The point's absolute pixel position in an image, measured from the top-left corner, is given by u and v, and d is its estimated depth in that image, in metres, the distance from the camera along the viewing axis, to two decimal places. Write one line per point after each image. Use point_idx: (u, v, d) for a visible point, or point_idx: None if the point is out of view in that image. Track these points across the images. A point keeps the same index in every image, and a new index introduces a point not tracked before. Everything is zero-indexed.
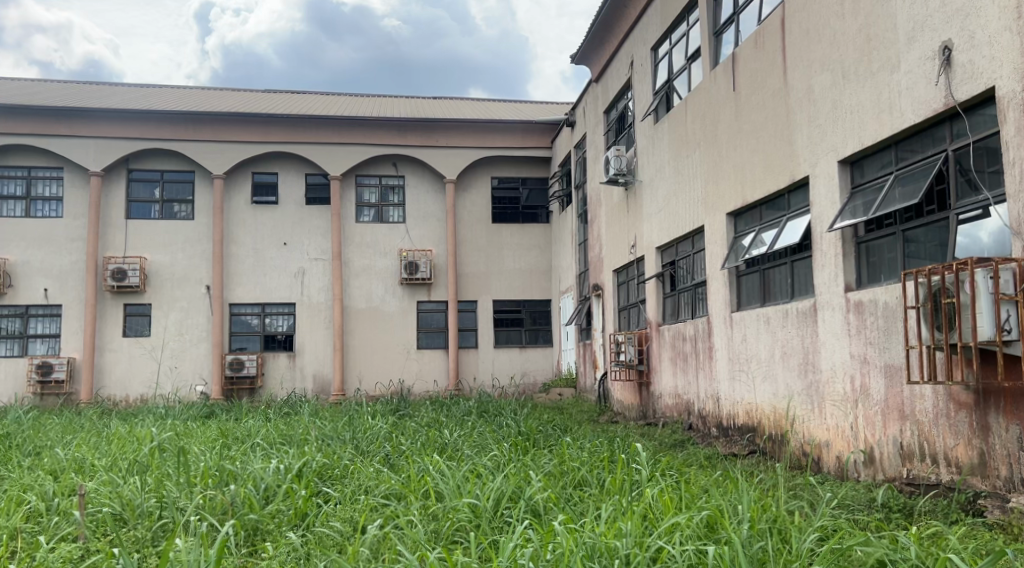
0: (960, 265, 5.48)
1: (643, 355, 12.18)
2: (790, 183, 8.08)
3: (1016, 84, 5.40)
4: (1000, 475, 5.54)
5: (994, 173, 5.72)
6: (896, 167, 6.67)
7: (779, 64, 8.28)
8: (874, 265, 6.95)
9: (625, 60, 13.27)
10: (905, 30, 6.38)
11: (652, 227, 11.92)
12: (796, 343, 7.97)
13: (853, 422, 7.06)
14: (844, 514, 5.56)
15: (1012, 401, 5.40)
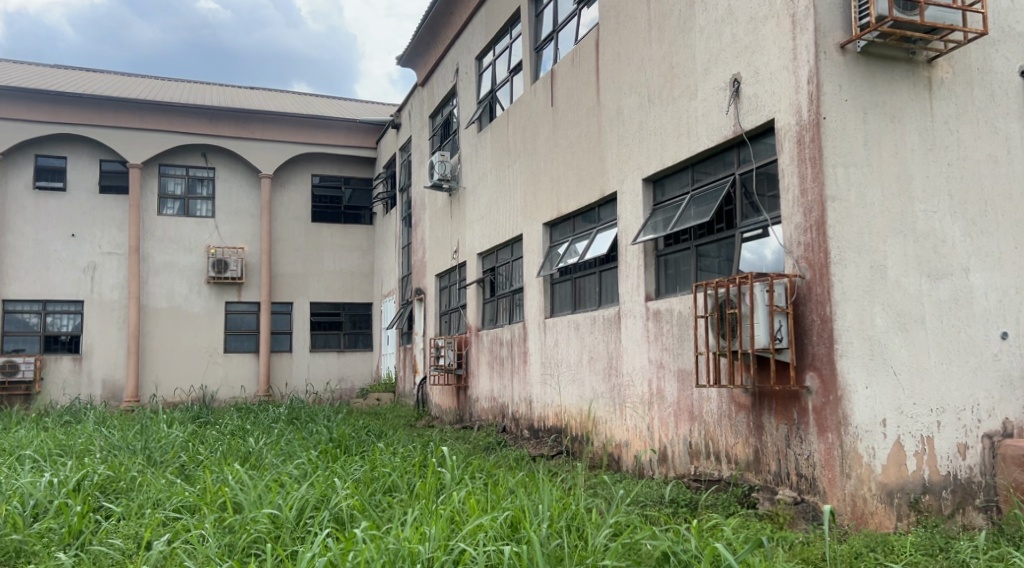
0: (742, 279, 5.96)
1: (461, 360, 12.35)
2: (600, 198, 8.51)
3: (790, 117, 5.97)
4: (769, 470, 6.11)
5: (772, 197, 6.28)
6: (692, 188, 7.18)
7: (593, 83, 8.70)
8: (672, 277, 7.45)
9: (451, 67, 13.42)
10: (701, 60, 6.92)
11: (473, 234, 12.12)
12: (602, 348, 8.39)
13: (649, 423, 7.54)
14: (635, 510, 5.91)
15: (782, 403, 5.98)
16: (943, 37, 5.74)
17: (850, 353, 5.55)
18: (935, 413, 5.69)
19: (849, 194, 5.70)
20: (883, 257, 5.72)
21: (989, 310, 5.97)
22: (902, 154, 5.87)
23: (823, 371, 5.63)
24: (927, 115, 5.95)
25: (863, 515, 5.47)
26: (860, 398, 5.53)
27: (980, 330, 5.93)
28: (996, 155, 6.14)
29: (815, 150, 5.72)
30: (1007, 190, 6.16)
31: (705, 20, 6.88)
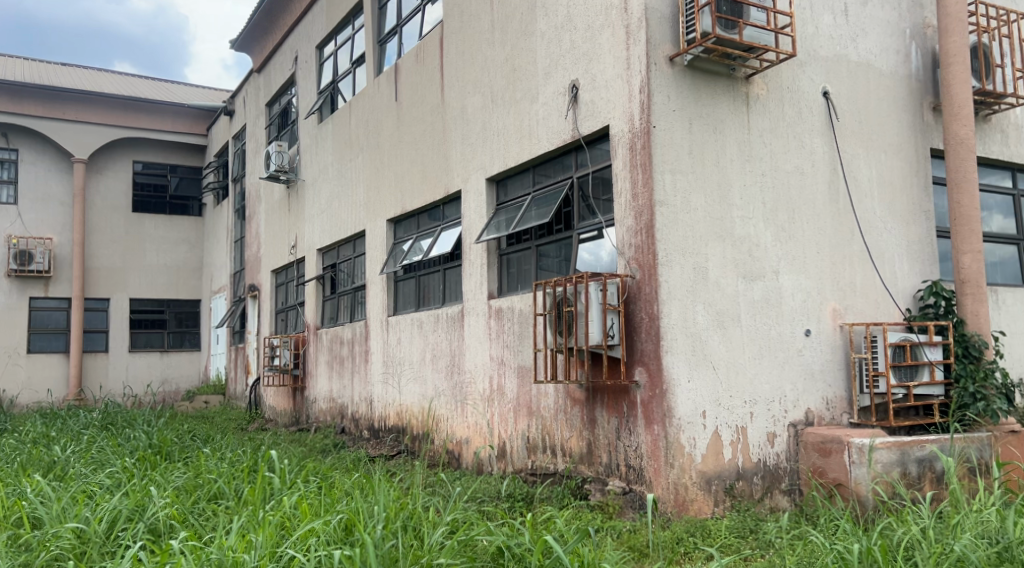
0: (578, 278, 6.14)
1: (298, 359, 11.95)
2: (444, 196, 8.49)
3: (624, 125, 6.20)
4: (601, 462, 6.32)
5: (606, 200, 6.49)
6: (533, 189, 7.31)
7: (437, 80, 8.67)
8: (514, 276, 7.55)
9: (290, 55, 12.95)
10: (542, 65, 7.06)
11: (313, 229, 11.78)
12: (444, 347, 8.38)
13: (489, 420, 7.61)
14: (472, 506, 5.94)
15: (613, 397, 6.21)
16: (759, 57, 6.14)
17: (675, 349, 5.84)
18: (748, 404, 6.09)
19: (675, 199, 5.99)
20: (705, 259, 6.05)
21: (796, 308, 6.40)
22: (723, 164, 6.22)
23: (650, 366, 5.90)
24: (745, 128, 6.34)
25: (684, 502, 5.77)
26: (682, 392, 5.83)
27: (788, 328, 6.35)
28: (803, 167, 6.56)
29: (646, 156, 5.97)
30: (812, 200, 6.56)
31: (546, 24, 7.02)
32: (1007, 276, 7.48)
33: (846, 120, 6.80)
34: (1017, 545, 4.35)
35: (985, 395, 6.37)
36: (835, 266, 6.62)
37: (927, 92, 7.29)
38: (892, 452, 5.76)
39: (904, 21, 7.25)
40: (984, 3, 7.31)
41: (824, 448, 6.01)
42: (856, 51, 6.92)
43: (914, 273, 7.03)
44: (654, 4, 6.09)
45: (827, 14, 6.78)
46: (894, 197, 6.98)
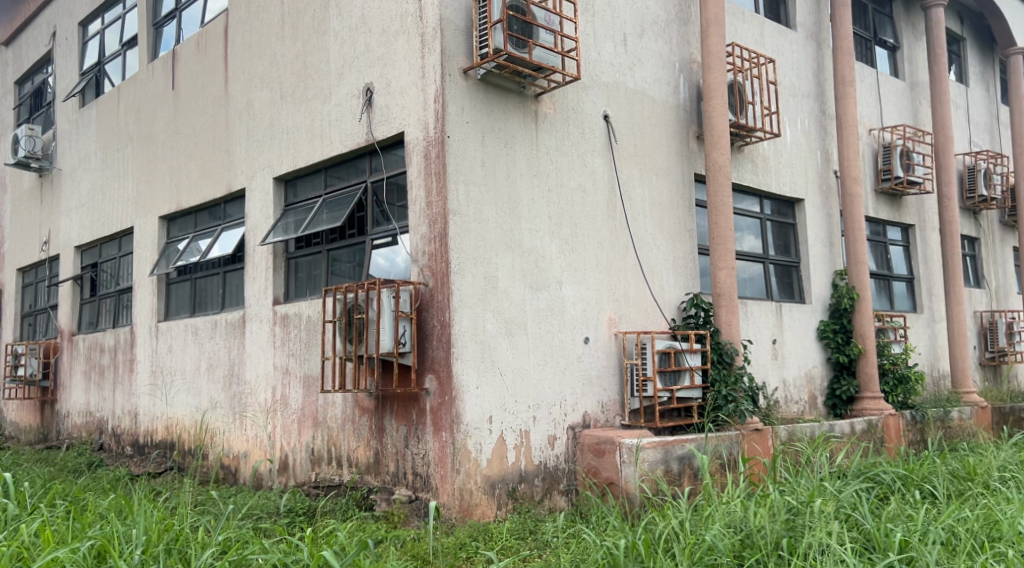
0: (370, 284, 6.05)
1: (48, 370, 10.69)
2: (226, 194, 8.02)
3: (419, 133, 6.21)
4: (388, 471, 6.26)
5: (400, 207, 6.47)
6: (324, 192, 7.11)
7: (220, 71, 8.19)
8: (302, 280, 7.29)
9: (45, 30, 11.66)
10: (335, 65, 6.90)
11: (69, 224, 10.64)
12: (222, 354, 7.89)
13: (270, 431, 7.28)
14: (247, 524, 5.63)
15: (403, 405, 6.19)
16: (546, 77, 6.41)
17: (464, 356, 5.93)
18: (532, 408, 6.32)
19: (468, 209, 6.09)
20: (495, 269, 6.21)
21: (577, 316, 6.75)
22: (513, 177, 6.43)
23: (440, 373, 5.94)
24: (533, 144, 6.59)
25: (469, 507, 5.86)
26: (470, 398, 5.93)
27: (569, 335, 6.67)
28: (585, 184, 6.95)
29: (439, 165, 6.03)
30: (593, 215, 6.97)
31: (339, 25, 6.88)
32: (754, 290, 8.40)
33: (623, 142, 7.29)
34: (756, 532, 4.86)
35: (735, 397, 7.08)
36: (612, 278, 7.07)
37: (693, 122, 7.99)
38: (657, 451, 6.16)
39: (674, 55, 7.92)
40: (739, 46, 8.18)
41: (599, 449, 6.36)
42: (632, 79, 7.46)
43: (679, 286, 7.66)
44: (449, 15, 6.18)
45: (607, 43, 7.25)
46: (664, 216, 7.58)
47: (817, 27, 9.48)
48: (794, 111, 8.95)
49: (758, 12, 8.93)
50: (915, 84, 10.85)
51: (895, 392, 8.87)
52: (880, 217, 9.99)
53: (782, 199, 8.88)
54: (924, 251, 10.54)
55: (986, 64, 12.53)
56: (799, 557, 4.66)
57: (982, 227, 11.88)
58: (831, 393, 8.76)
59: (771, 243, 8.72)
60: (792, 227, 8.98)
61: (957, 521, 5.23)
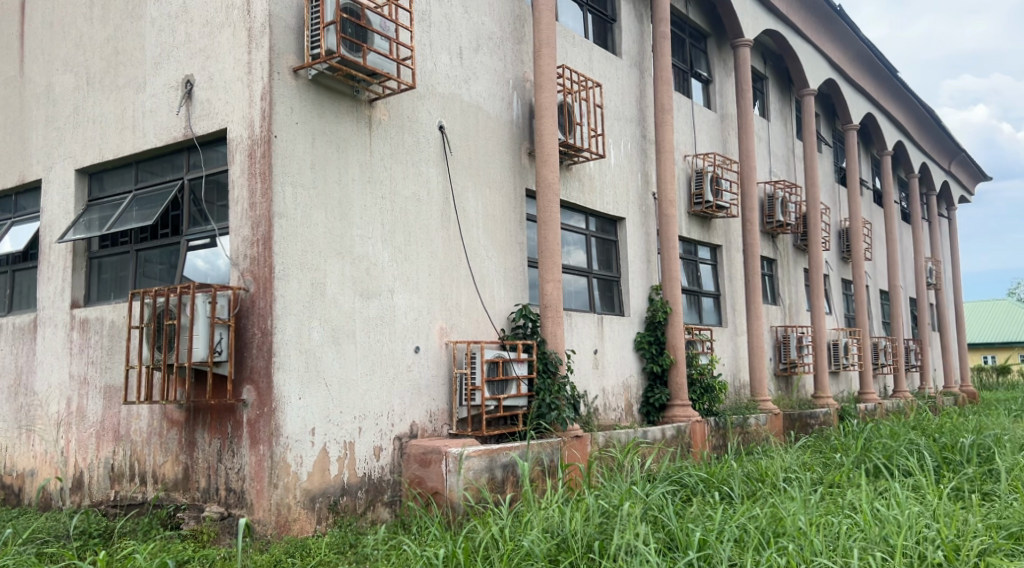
0: (184, 289, 5.70)
1: None
2: (19, 185, 7.27)
3: (243, 131, 5.92)
4: (198, 488, 5.88)
5: (221, 207, 6.13)
6: (134, 188, 6.62)
7: (15, 49, 7.43)
8: (105, 282, 6.73)
9: None
10: (151, 53, 6.44)
11: None
12: (9, 362, 7.13)
13: (63, 447, 6.63)
14: (29, 550, 5.08)
15: (217, 417, 5.84)
16: (380, 83, 6.32)
17: (287, 366, 5.69)
18: (357, 419, 6.17)
19: (295, 213, 5.87)
20: (322, 276, 6.02)
21: (407, 326, 6.68)
22: (344, 182, 6.27)
23: (260, 385, 5.66)
24: (366, 150, 6.47)
25: (286, 523, 5.62)
26: (292, 409, 5.69)
27: (399, 345, 6.58)
28: (419, 194, 6.90)
29: (265, 166, 5.77)
30: (426, 224, 6.93)
31: (157, 11, 6.44)
32: (578, 303, 8.70)
33: (457, 154, 7.32)
34: (571, 536, 5.00)
35: (558, 405, 7.31)
36: (443, 288, 7.06)
37: (525, 138, 8.16)
38: (482, 459, 6.20)
39: (507, 72, 8.06)
40: (569, 69, 8.47)
41: (424, 459, 6.31)
42: (467, 92, 7.52)
43: (509, 296, 7.79)
44: (279, 12, 5.94)
45: (443, 54, 7.27)
46: (495, 228, 7.67)
47: (640, 56, 10.01)
48: (617, 134, 9.38)
49: (587, 37, 9.29)
50: (725, 115, 11.71)
51: (701, 400, 9.49)
52: (692, 237, 10.67)
53: (606, 217, 9.26)
54: (730, 269, 11.37)
55: (785, 101, 13.74)
56: (608, 559, 4.84)
57: (779, 249, 12.99)
58: (645, 401, 9.24)
59: (595, 258, 9.08)
60: (614, 244, 9.39)
61: (748, 519, 5.65)
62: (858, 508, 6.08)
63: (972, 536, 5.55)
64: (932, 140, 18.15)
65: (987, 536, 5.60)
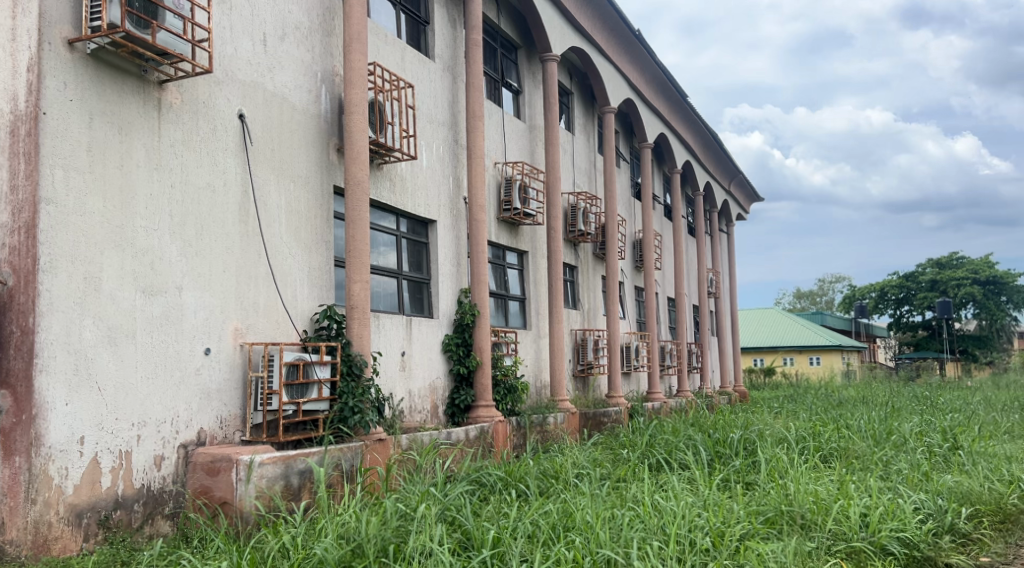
0: None
1: None
2: None
3: (5, 105, 5.29)
4: None
5: None
6: None
7: None
8: None
9: None
10: None
11: None
12: None
13: None
14: None
15: None
16: (171, 64, 5.88)
17: (52, 369, 5.12)
18: (136, 427, 5.68)
19: (66, 199, 5.31)
20: (98, 269, 5.48)
21: (198, 326, 6.24)
22: (127, 168, 5.76)
23: (17, 389, 5.05)
24: (154, 135, 5.98)
25: (44, 542, 5.04)
26: (56, 417, 5.14)
27: (187, 346, 6.14)
28: (214, 184, 6.48)
29: (30, 145, 5.18)
30: (222, 217, 6.52)
31: None
32: (385, 305, 8.55)
33: (258, 145, 6.95)
34: (366, 540, 4.87)
35: (361, 409, 7.07)
36: (240, 285, 6.67)
37: (333, 134, 7.88)
38: (277, 466, 5.89)
39: (315, 64, 7.76)
40: (381, 67, 8.33)
41: (213, 468, 5.90)
42: (271, 82, 7.17)
43: (312, 297, 7.48)
44: None
45: (245, 40, 6.89)
46: (299, 225, 7.36)
47: (453, 60, 10.03)
48: (428, 136, 9.33)
49: (400, 36, 9.18)
50: (533, 126, 12.01)
51: (504, 401, 9.65)
52: (500, 243, 10.85)
53: (417, 218, 9.18)
54: (535, 275, 11.67)
55: (588, 116, 14.35)
56: (402, 562, 4.78)
57: (580, 256, 13.51)
58: (450, 402, 9.24)
59: (404, 260, 8.96)
60: (424, 246, 9.33)
61: (539, 516, 5.81)
62: (640, 501, 6.44)
63: (735, 522, 6.06)
64: (715, 162, 19.72)
65: (747, 522, 6.14)
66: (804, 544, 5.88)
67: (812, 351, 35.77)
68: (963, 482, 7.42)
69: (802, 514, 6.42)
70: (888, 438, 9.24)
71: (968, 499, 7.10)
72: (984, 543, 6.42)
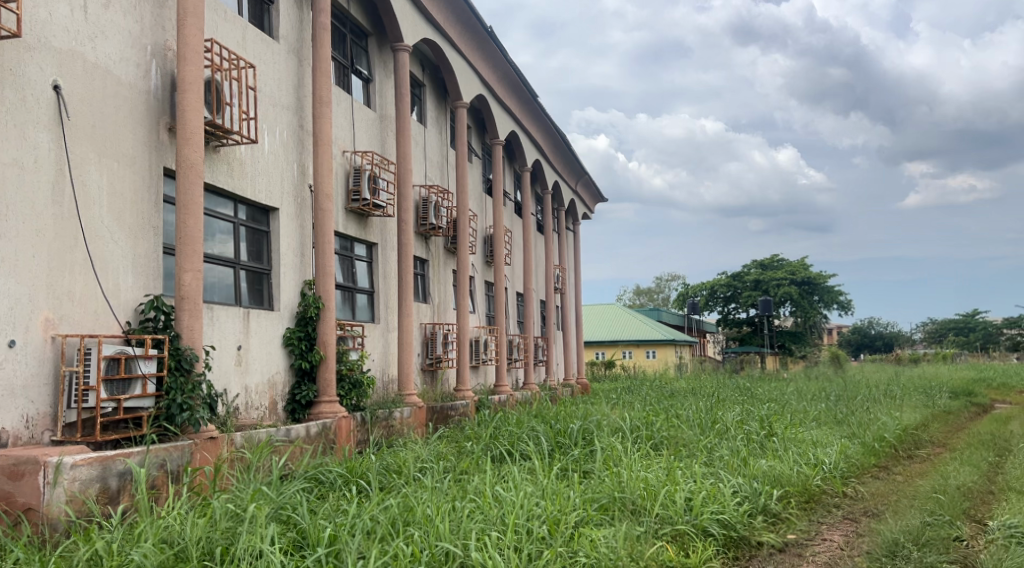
0: None
1: None
2: None
3: None
4: None
5: None
6: None
7: None
8: None
9: None
10: None
11: None
12: None
13: None
14: None
15: None
16: None
17: None
18: None
19: None
20: None
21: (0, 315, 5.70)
22: None
23: None
24: None
25: None
26: None
27: None
28: (22, 161, 5.92)
29: None
30: (30, 197, 5.97)
31: None
32: (220, 296, 8.16)
33: (76, 120, 6.41)
34: (191, 544, 4.61)
35: (190, 406, 6.67)
36: (52, 272, 6.14)
37: (164, 113, 7.34)
38: (93, 467, 5.46)
39: (145, 37, 7.21)
40: (219, 44, 7.89)
41: (15, 472, 5.31)
42: (92, 52, 6.63)
43: (138, 286, 6.97)
44: None
45: (62, 4, 6.34)
46: (123, 208, 6.83)
47: (299, 43, 9.62)
48: (271, 120, 8.93)
49: (241, 14, 8.74)
50: (384, 116, 11.77)
51: (348, 396, 9.44)
52: (348, 234, 10.58)
53: (257, 205, 8.78)
54: (383, 268, 11.47)
55: (440, 110, 14.26)
56: (229, 564, 4.55)
57: (431, 250, 13.43)
58: (291, 398, 8.93)
59: (242, 249, 8.56)
60: (265, 235, 8.95)
61: (379, 511, 5.71)
62: (480, 493, 6.47)
63: (570, 510, 6.22)
64: (563, 162, 20.18)
65: (582, 509, 6.31)
66: (634, 529, 6.12)
67: (649, 345, 37.47)
68: (775, 466, 7.99)
69: (632, 500, 6.68)
70: (713, 426, 9.80)
71: (779, 481, 7.65)
72: (790, 521, 6.95)
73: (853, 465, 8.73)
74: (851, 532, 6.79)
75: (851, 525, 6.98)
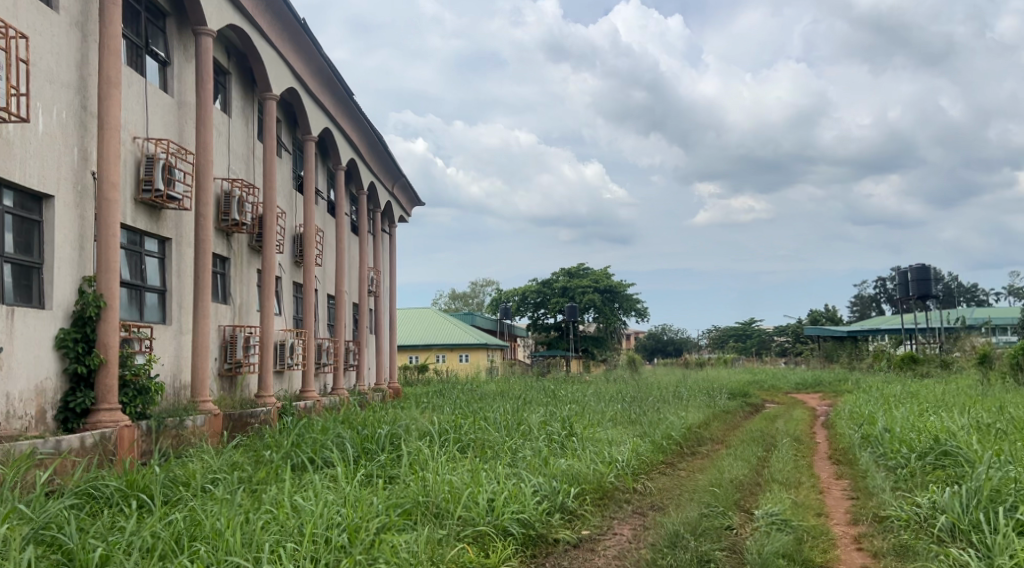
0: None
1: None
2: None
3: None
4: None
5: None
6: None
7: None
8: None
9: None
10: None
11: None
12: None
13: None
14: None
15: None
16: None
17: None
18: None
19: None
20: None
21: None
22: None
23: None
24: None
25: None
26: None
27: None
28: None
29: None
30: None
31: None
32: None
33: None
34: None
35: None
36: None
37: None
38: None
39: None
40: None
41: None
42: None
43: None
44: None
45: None
46: None
47: (84, 16, 8.70)
48: (47, 98, 8.08)
49: None
50: (183, 103, 11.00)
51: (132, 403, 8.69)
52: (136, 227, 9.79)
53: (28, 191, 7.93)
54: (178, 265, 10.71)
55: (247, 101, 13.57)
56: None
57: (233, 248, 12.73)
58: (63, 406, 8.10)
59: (6, 239, 7.72)
60: (37, 224, 8.09)
61: (161, 526, 5.31)
62: (277, 503, 6.17)
63: (372, 517, 6.08)
64: (378, 163, 19.86)
65: (384, 515, 6.19)
66: (435, 533, 6.09)
67: (461, 349, 37.78)
68: (573, 465, 8.25)
69: (435, 503, 6.64)
70: (518, 428, 9.99)
71: (576, 480, 7.92)
72: (585, 518, 7.21)
73: (643, 462, 9.25)
74: (639, 526, 7.15)
75: (639, 519, 7.37)
